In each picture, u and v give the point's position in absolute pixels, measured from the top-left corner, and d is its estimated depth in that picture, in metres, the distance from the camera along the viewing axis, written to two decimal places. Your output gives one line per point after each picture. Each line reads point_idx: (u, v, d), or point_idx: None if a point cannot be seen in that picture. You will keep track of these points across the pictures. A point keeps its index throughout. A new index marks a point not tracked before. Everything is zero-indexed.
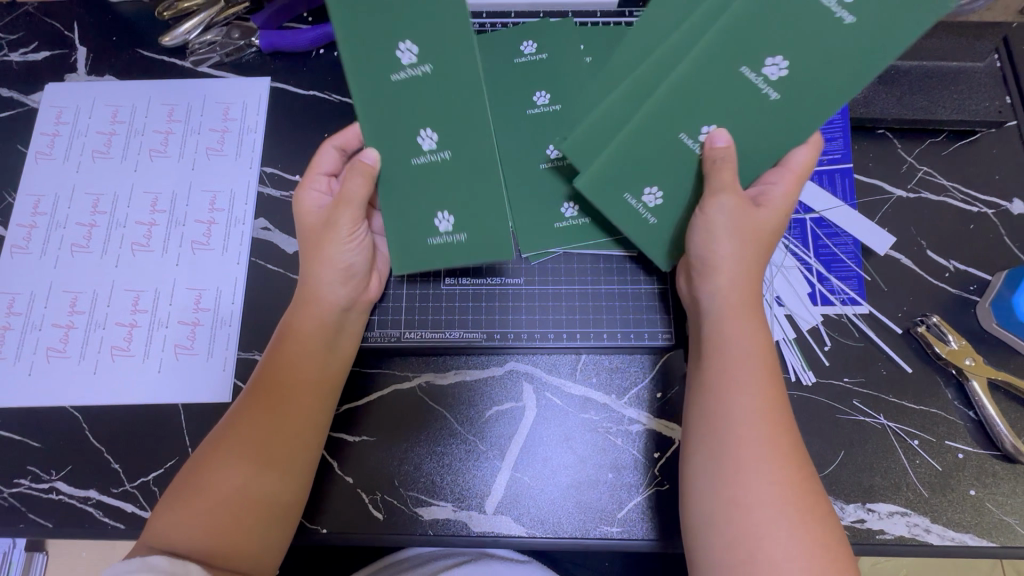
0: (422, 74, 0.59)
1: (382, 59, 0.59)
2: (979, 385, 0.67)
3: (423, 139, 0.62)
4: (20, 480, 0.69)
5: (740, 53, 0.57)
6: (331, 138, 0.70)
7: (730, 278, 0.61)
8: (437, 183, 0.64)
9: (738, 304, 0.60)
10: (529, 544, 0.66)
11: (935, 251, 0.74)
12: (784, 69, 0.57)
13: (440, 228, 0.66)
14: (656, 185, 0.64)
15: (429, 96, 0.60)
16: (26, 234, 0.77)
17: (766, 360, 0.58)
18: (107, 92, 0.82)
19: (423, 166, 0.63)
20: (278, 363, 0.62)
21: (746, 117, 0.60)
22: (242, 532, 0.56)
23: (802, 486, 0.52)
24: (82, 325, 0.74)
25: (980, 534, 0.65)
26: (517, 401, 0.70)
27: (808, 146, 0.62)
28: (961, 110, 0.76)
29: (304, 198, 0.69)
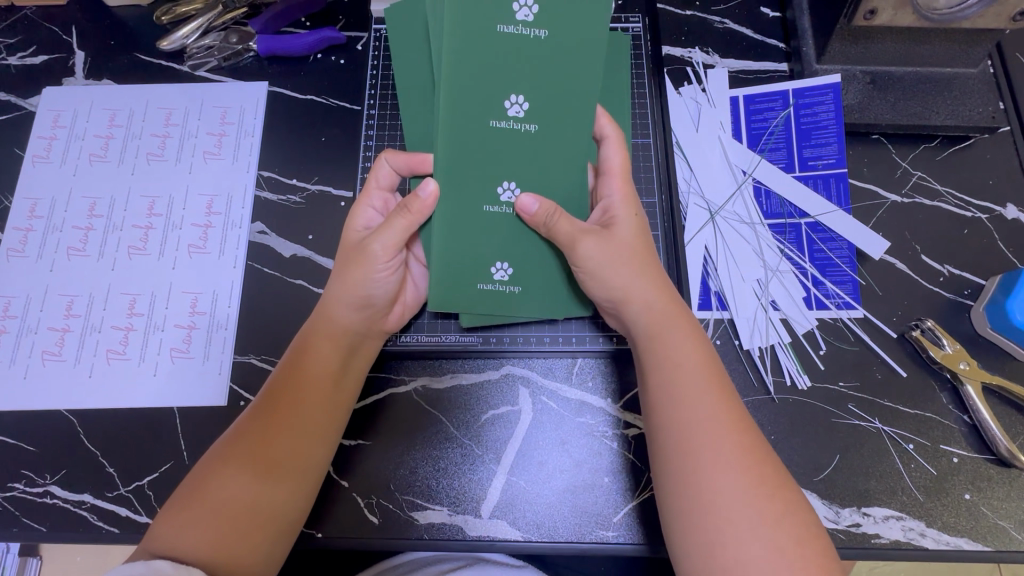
0: (526, 130, 0.63)
1: (484, 108, 0.62)
2: (974, 390, 0.68)
3: (503, 192, 0.65)
4: (14, 484, 0.69)
5: (483, 101, 0.62)
6: (389, 154, 0.68)
7: (644, 294, 0.62)
8: (500, 234, 0.67)
9: (661, 314, 0.61)
10: (526, 548, 0.66)
11: (930, 255, 0.75)
12: (526, 105, 0.63)
13: (495, 276, 0.69)
14: (503, 261, 0.68)
15: (522, 150, 0.64)
16: (22, 237, 0.77)
17: (699, 364, 0.59)
18: (104, 96, 0.82)
19: (493, 216, 0.66)
20: (290, 376, 0.63)
21: (536, 157, 0.65)
22: (243, 542, 0.55)
23: (761, 478, 0.53)
24: (78, 329, 0.74)
25: (975, 538, 0.65)
26: (514, 406, 0.70)
27: (615, 148, 0.66)
28: (955, 116, 0.76)
29: (358, 214, 0.68)
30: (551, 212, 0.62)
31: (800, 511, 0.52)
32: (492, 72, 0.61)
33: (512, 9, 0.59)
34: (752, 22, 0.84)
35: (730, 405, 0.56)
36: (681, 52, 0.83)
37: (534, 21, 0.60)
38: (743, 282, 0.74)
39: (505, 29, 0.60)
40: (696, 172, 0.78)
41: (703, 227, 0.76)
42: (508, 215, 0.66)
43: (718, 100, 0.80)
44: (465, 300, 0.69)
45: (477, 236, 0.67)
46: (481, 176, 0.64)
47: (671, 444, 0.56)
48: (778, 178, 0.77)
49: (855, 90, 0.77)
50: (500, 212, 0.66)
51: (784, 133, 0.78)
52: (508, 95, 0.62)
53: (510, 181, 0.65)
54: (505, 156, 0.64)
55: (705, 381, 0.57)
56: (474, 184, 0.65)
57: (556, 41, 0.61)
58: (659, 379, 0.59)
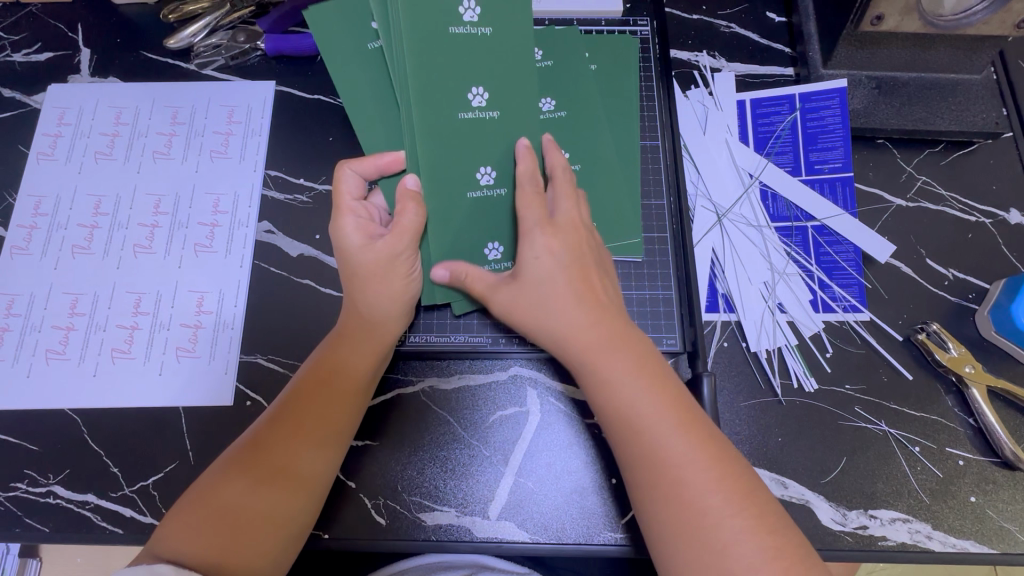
0: (490, 117, 0.66)
1: (450, 102, 0.64)
2: (979, 393, 0.68)
3: (481, 175, 0.67)
4: (17, 484, 0.68)
5: (444, 97, 0.64)
6: (353, 164, 0.66)
7: (586, 330, 0.59)
8: (484, 215, 0.69)
9: (596, 346, 0.59)
10: (534, 550, 0.66)
11: (934, 259, 0.75)
12: (487, 95, 0.65)
13: (489, 256, 0.70)
14: (494, 240, 0.70)
15: (485, 136, 0.66)
16: (26, 235, 0.77)
17: (655, 403, 0.56)
18: (110, 94, 0.82)
19: (476, 200, 0.68)
20: (312, 381, 0.63)
21: (506, 139, 0.67)
22: (247, 549, 0.54)
23: (729, 496, 0.51)
24: (83, 327, 0.73)
25: (981, 541, 0.65)
26: (522, 407, 0.70)
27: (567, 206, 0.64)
28: (959, 121, 0.77)
29: (342, 226, 0.64)
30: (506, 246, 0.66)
31: (773, 529, 0.50)
32: (452, 68, 0.64)
33: (458, 12, 0.63)
34: (758, 27, 0.84)
35: (683, 420, 0.55)
36: (688, 56, 0.83)
37: (479, 21, 0.64)
38: (750, 285, 0.74)
39: (456, 30, 0.63)
40: (703, 176, 0.78)
41: (710, 229, 0.77)
42: (492, 195, 0.68)
43: (724, 103, 0.81)
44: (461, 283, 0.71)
45: (467, 222, 0.69)
46: (455, 167, 0.66)
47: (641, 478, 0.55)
48: (785, 182, 0.77)
49: (861, 95, 0.78)
50: (482, 195, 0.68)
51: (790, 136, 0.79)
52: (471, 89, 0.65)
53: (484, 164, 0.67)
54: (475, 143, 0.66)
55: (661, 405, 0.56)
56: (452, 175, 0.66)
57: (499, 33, 0.64)
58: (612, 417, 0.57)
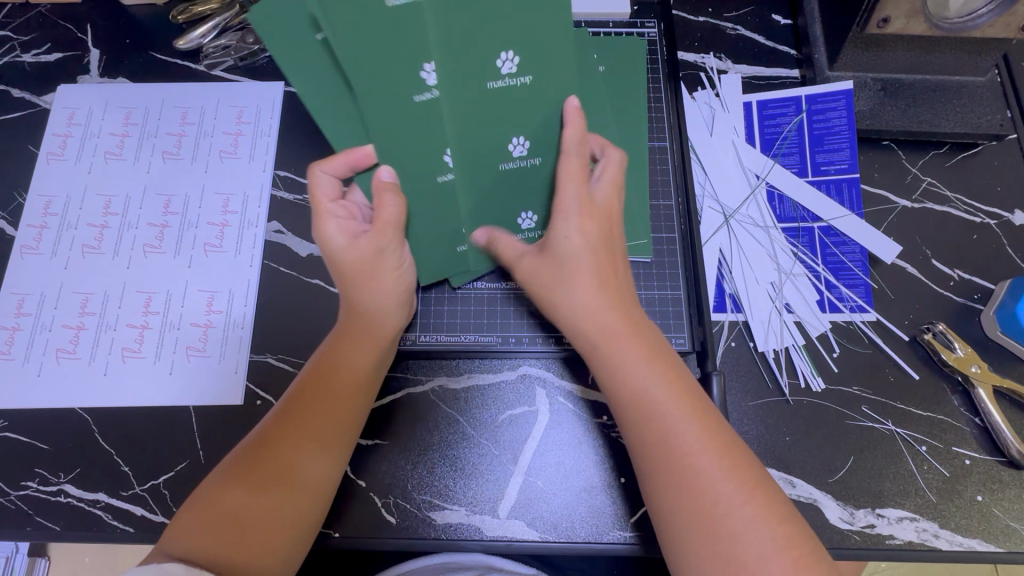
0: (521, 83, 0.54)
1: (475, 69, 0.51)
2: (985, 392, 0.69)
3: (514, 147, 0.60)
4: (28, 483, 0.68)
5: (466, 70, 0.51)
6: (323, 164, 0.60)
7: (601, 316, 0.59)
8: (501, 189, 0.65)
9: (613, 332, 0.59)
10: (543, 548, 0.66)
11: (940, 260, 0.76)
12: (518, 59, 0.52)
13: (523, 225, 0.71)
14: (529, 211, 0.69)
15: (508, 112, 0.56)
16: (36, 235, 0.77)
17: (671, 390, 0.57)
18: (120, 94, 0.82)
19: (511, 170, 0.62)
20: (309, 383, 0.62)
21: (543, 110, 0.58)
22: (249, 548, 0.54)
23: (739, 489, 0.52)
24: (93, 326, 0.73)
25: (988, 539, 0.66)
26: (530, 407, 0.71)
27: (602, 185, 0.61)
28: (964, 123, 0.78)
29: (325, 229, 0.60)
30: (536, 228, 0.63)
31: (785, 519, 0.51)
32: (475, 33, 0.48)
33: None
34: (764, 29, 0.85)
35: (692, 407, 0.56)
36: (694, 58, 0.84)
37: None
38: (757, 285, 0.75)
39: None
40: (710, 176, 0.79)
41: (718, 229, 0.77)
42: (526, 165, 0.62)
43: (731, 105, 0.81)
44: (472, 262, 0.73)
45: (501, 193, 0.65)
46: (481, 147, 0.58)
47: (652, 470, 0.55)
48: (792, 183, 0.78)
49: (866, 97, 0.79)
50: (514, 166, 0.62)
51: (796, 138, 0.79)
52: (498, 52, 0.51)
53: (516, 135, 0.59)
54: (502, 113, 0.56)
55: (673, 393, 0.56)
56: (481, 155, 0.59)
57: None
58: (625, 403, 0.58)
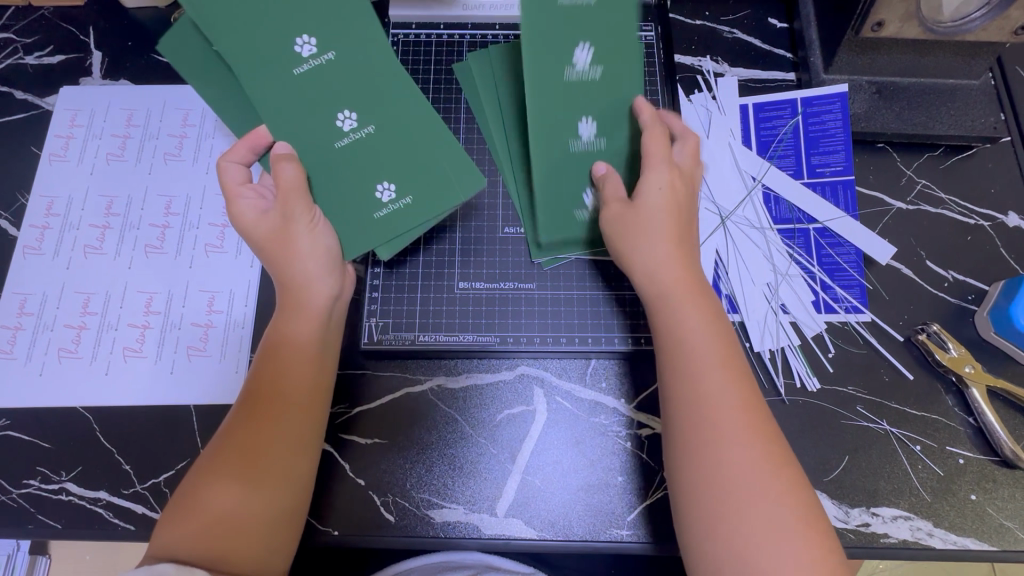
0: (593, 76, 0.62)
1: (558, 61, 0.61)
2: (978, 392, 0.69)
3: (343, 121, 0.64)
4: (29, 481, 0.69)
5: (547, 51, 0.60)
6: (228, 154, 0.64)
7: (665, 263, 0.62)
8: (370, 156, 0.65)
9: (676, 285, 0.61)
10: (540, 546, 0.67)
11: (934, 261, 0.76)
12: (592, 53, 0.61)
13: (383, 199, 0.66)
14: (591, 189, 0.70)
15: (329, 83, 0.62)
16: (38, 235, 0.78)
17: (718, 348, 0.58)
18: (121, 96, 0.83)
19: (348, 147, 0.64)
20: (271, 364, 0.61)
21: (601, 101, 0.64)
22: (237, 547, 0.55)
23: (766, 454, 0.53)
24: (94, 326, 0.74)
25: (981, 538, 0.66)
26: (527, 406, 0.71)
27: (652, 137, 0.64)
28: (958, 126, 0.78)
29: (236, 208, 0.63)
30: (610, 179, 0.66)
31: (804, 501, 0.52)
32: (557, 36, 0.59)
33: None
34: (760, 33, 0.86)
35: (733, 364, 0.58)
36: (691, 61, 0.85)
37: None
38: (753, 286, 0.76)
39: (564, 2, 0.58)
40: (707, 178, 0.80)
41: (714, 230, 0.78)
42: (596, 147, 0.67)
43: (727, 108, 0.82)
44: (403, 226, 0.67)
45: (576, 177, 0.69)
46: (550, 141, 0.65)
47: (690, 415, 0.56)
48: (788, 185, 0.78)
49: (861, 100, 0.79)
50: (585, 147, 0.67)
51: (792, 140, 0.80)
52: (294, 38, 0.61)
53: (582, 117, 0.65)
54: (326, 90, 0.63)
55: (718, 358, 0.57)
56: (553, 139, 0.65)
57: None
58: (669, 343, 0.60)
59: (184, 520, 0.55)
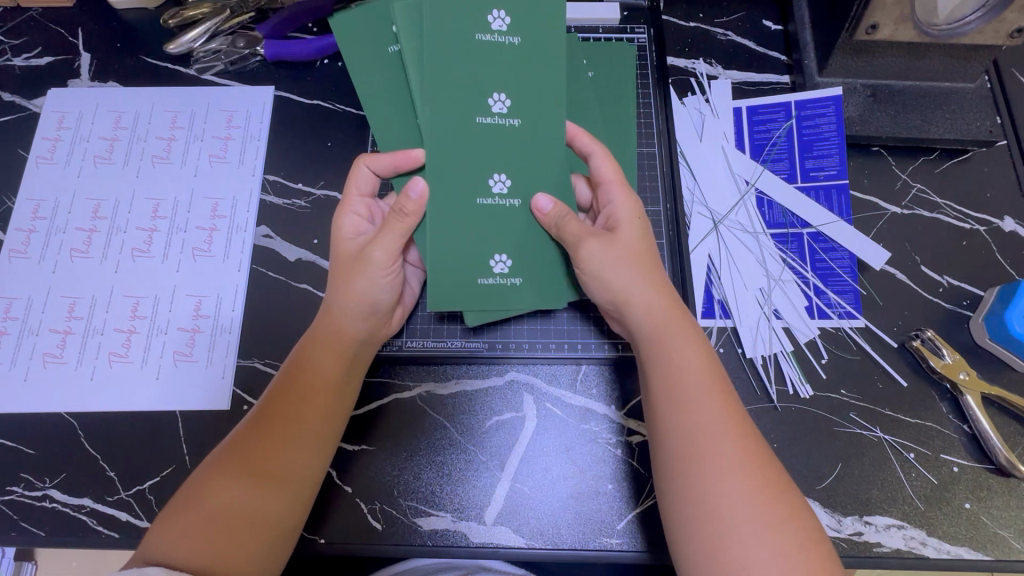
0: (510, 124, 0.65)
1: (469, 104, 0.64)
2: (973, 400, 0.68)
3: (495, 183, 0.65)
4: (12, 488, 0.68)
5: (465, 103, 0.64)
6: (366, 158, 0.66)
7: (645, 297, 0.61)
8: (492, 224, 0.66)
9: (662, 320, 0.61)
10: (529, 555, 0.66)
11: (929, 266, 0.76)
12: (509, 102, 0.64)
13: (494, 269, 0.67)
14: (501, 253, 0.67)
15: (509, 149, 0.65)
16: (25, 238, 0.77)
17: (702, 371, 0.58)
18: (110, 98, 0.82)
19: (488, 208, 0.66)
20: (291, 379, 0.63)
21: (518, 148, 0.65)
22: (233, 547, 0.54)
23: (759, 479, 0.53)
24: (80, 331, 0.73)
25: (976, 547, 0.66)
26: (517, 412, 0.71)
27: (607, 161, 0.66)
28: (954, 129, 0.77)
29: (343, 222, 0.66)
30: (562, 214, 0.64)
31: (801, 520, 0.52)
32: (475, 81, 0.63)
33: (487, 20, 0.63)
34: (753, 34, 0.85)
35: (723, 392, 0.57)
36: (684, 63, 0.84)
37: (508, 30, 0.63)
38: (746, 291, 0.75)
39: (483, 38, 0.63)
40: (700, 182, 0.79)
41: (707, 235, 0.77)
42: (502, 205, 0.66)
43: (721, 111, 0.81)
44: (502, 300, 0.68)
45: (488, 228, 0.66)
46: (459, 183, 0.65)
47: (682, 450, 0.55)
48: (781, 189, 0.78)
49: (856, 103, 0.79)
50: (491, 204, 0.66)
51: (785, 143, 0.79)
52: (490, 94, 0.64)
53: (495, 172, 0.65)
54: (490, 150, 0.65)
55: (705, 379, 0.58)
56: (462, 187, 0.65)
57: (531, 45, 0.64)
58: (662, 379, 0.59)
59: (183, 519, 0.55)
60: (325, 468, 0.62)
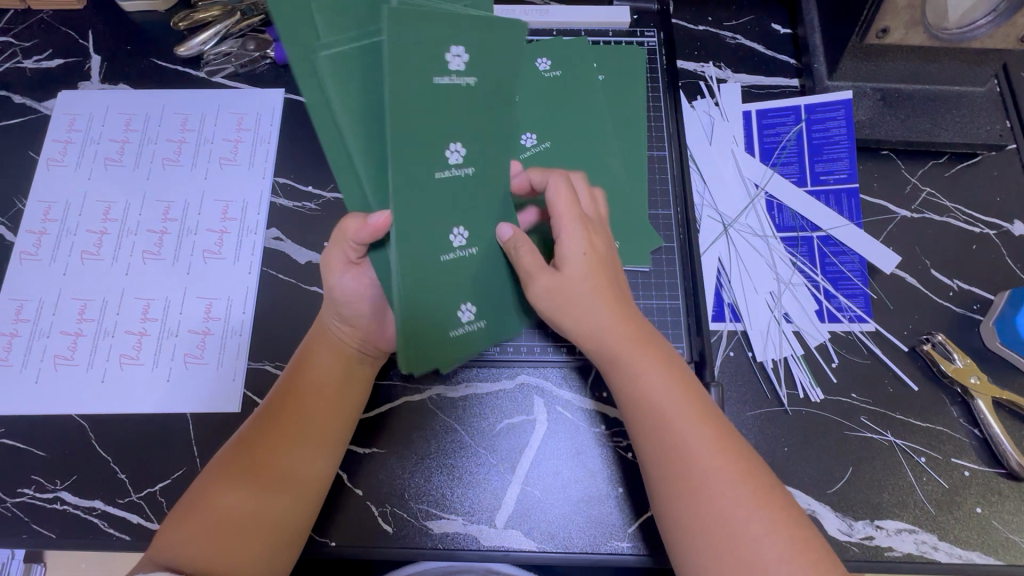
0: (466, 174, 0.59)
1: (429, 159, 0.56)
2: (984, 404, 0.68)
3: (456, 237, 0.60)
4: (24, 489, 0.68)
5: (422, 151, 0.55)
6: None
7: (605, 326, 0.59)
8: (457, 278, 0.62)
9: (615, 349, 0.59)
10: (540, 558, 0.66)
11: (939, 270, 0.76)
12: (465, 151, 0.58)
13: (462, 320, 0.64)
14: (467, 304, 0.63)
15: (467, 197, 0.60)
16: (35, 240, 0.77)
17: (675, 393, 0.57)
18: (121, 101, 0.83)
19: (450, 263, 0.61)
20: (289, 392, 0.63)
21: (473, 199, 0.60)
22: (241, 550, 0.54)
23: (747, 492, 0.52)
24: (91, 333, 0.73)
25: (987, 552, 0.65)
26: (528, 415, 0.71)
27: (559, 182, 0.62)
28: (963, 133, 0.77)
29: None
30: (522, 240, 0.62)
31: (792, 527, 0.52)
32: (426, 126, 0.54)
33: (444, 58, 0.53)
34: (763, 38, 0.85)
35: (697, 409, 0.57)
36: (694, 67, 0.84)
37: (465, 70, 0.55)
38: (756, 295, 0.75)
39: (440, 81, 0.54)
40: (709, 186, 0.79)
41: (717, 238, 0.77)
42: (466, 256, 0.62)
43: (730, 114, 0.81)
44: (465, 349, 0.65)
45: (449, 284, 0.61)
46: (417, 239, 0.58)
47: (667, 472, 0.55)
48: (790, 193, 0.78)
49: (865, 107, 0.79)
50: (454, 257, 0.61)
51: (795, 147, 0.79)
52: (447, 144, 0.56)
53: (454, 226, 0.60)
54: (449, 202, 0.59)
55: (677, 397, 0.57)
56: (421, 239, 0.58)
57: (488, 85, 0.56)
58: (632, 406, 0.58)
59: (191, 523, 0.55)
60: (334, 471, 0.63)
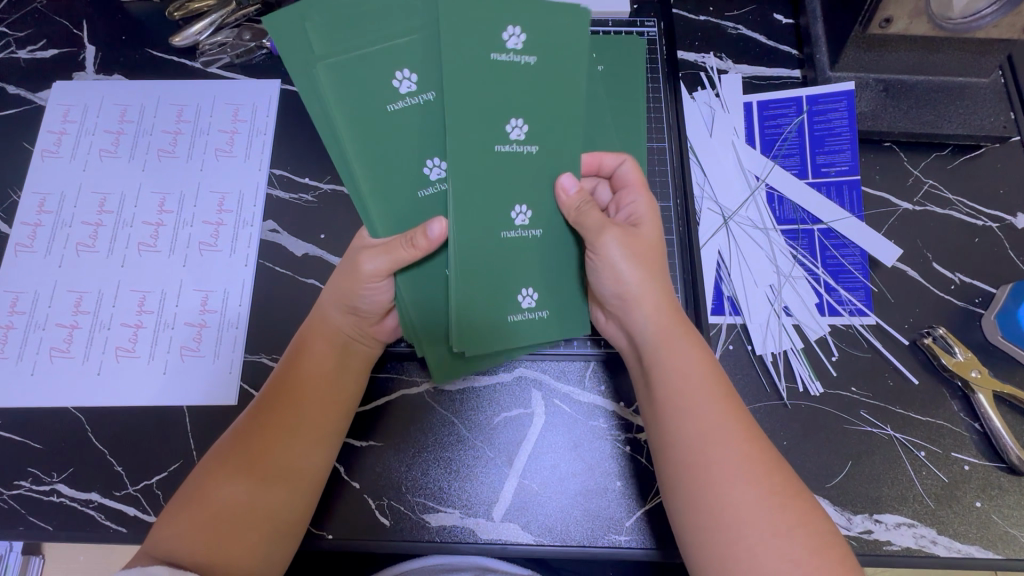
0: (528, 151, 0.61)
1: (487, 134, 0.58)
2: (985, 398, 0.68)
3: (517, 216, 0.62)
4: (20, 482, 0.68)
5: (481, 130, 0.58)
6: None
7: (652, 297, 0.61)
8: (519, 259, 0.64)
9: (667, 324, 0.61)
10: (538, 552, 0.65)
11: (941, 263, 0.75)
12: (527, 128, 0.60)
13: (523, 305, 0.66)
14: (529, 287, 0.65)
15: (528, 177, 0.61)
16: (31, 232, 0.77)
17: (703, 376, 0.58)
18: (115, 91, 0.82)
19: (511, 240, 0.63)
20: (285, 384, 0.62)
21: (537, 177, 0.62)
22: (237, 543, 0.54)
23: (777, 486, 0.52)
24: (87, 326, 0.73)
25: (986, 546, 0.65)
26: (526, 408, 0.70)
27: (630, 164, 0.68)
28: (966, 125, 0.76)
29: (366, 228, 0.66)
30: (585, 201, 0.61)
31: (815, 522, 0.51)
32: (490, 101, 0.58)
33: (502, 38, 0.57)
34: (765, 28, 0.84)
35: (725, 395, 0.57)
36: (694, 57, 0.83)
37: (524, 48, 0.58)
38: (756, 287, 0.74)
39: (498, 57, 0.57)
40: (710, 178, 0.78)
41: (716, 231, 0.76)
42: (527, 237, 0.63)
43: (731, 105, 0.80)
44: (527, 331, 0.67)
45: (507, 264, 0.63)
46: (479, 217, 0.60)
47: (694, 457, 0.54)
48: (792, 185, 0.77)
49: (868, 98, 0.77)
50: (516, 236, 0.63)
51: (796, 139, 0.78)
52: (509, 120, 0.59)
53: (517, 203, 0.62)
54: (510, 182, 0.61)
55: (707, 381, 0.58)
56: (483, 219, 0.60)
57: (548, 61, 0.59)
58: (665, 387, 0.58)
59: (186, 516, 0.55)
60: (331, 463, 0.62)
